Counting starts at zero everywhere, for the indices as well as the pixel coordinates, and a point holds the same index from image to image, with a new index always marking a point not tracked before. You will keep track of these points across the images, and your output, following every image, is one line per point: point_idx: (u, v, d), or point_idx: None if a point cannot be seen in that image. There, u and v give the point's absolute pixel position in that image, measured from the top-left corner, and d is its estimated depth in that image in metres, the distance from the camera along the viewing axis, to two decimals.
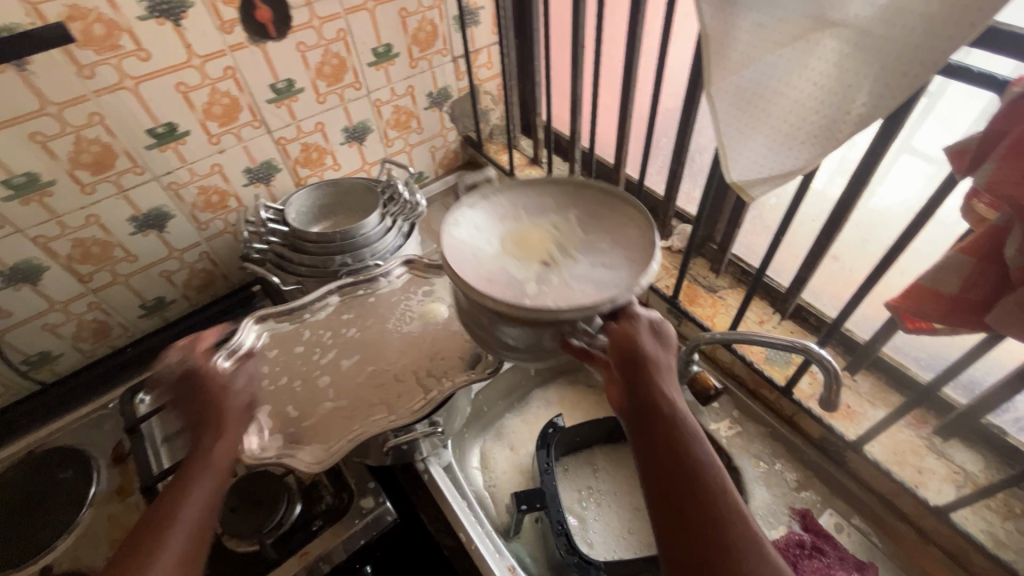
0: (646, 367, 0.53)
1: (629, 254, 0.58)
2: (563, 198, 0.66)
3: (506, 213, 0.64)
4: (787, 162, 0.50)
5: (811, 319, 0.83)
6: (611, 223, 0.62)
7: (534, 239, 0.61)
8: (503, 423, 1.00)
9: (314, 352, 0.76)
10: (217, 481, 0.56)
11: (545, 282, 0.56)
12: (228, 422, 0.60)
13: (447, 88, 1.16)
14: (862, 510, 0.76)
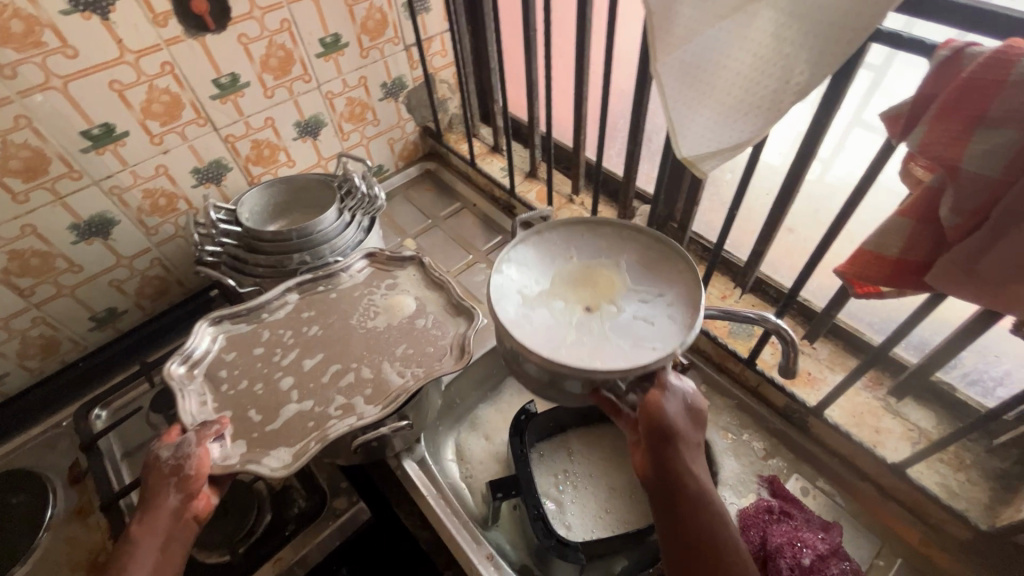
0: (673, 440, 0.55)
1: (676, 314, 0.60)
2: (618, 240, 0.69)
3: (562, 253, 0.68)
4: (735, 134, 0.50)
5: (772, 291, 0.85)
6: (658, 271, 0.65)
7: (587, 284, 0.65)
8: (476, 414, 1.00)
9: (274, 353, 0.74)
10: (160, 546, 0.57)
11: (587, 331, 0.60)
12: (170, 478, 0.59)
13: (402, 78, 1.14)
14: (826, 473, 0.78)
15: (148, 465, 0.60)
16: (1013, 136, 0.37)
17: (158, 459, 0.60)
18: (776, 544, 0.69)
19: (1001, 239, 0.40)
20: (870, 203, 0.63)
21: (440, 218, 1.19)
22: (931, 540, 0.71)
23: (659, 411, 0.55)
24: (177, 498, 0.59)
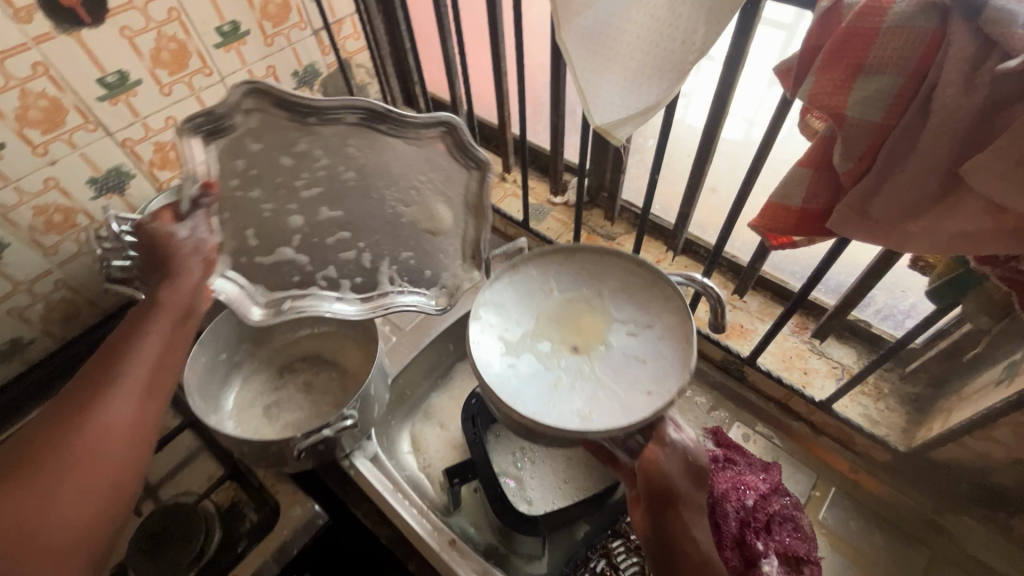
0: (674, 496, 0.55)
1: (665, 351, 0.61)
2: (597, 266, 0.68)
3: (543, 287, 0.68)
4: (644, 98, 0.51)
5: (701, 251, 0.88)
6: (642, 299, 0.65)
7: (572, 323, 0.65)
8: (429, 403, 0.99)
9: (296, 180, 0.61)
10: (152, 372, 0.48)
11: (578, 377, 0.61)
12: (189, 273, 0.53)
13: (314, 65, 1.08)
14: (764, 417, 0.83)
15: (167, 245, 0.53)
16: (892, 80, 0.39)
17: (175, 241, 0.53)
18: (721, 490, 0.72)
19: (888, 180, 0.42)
20: (778, 157, 0.65)
21: None
22: (859, 467, 0.77)
23: (658, 467, 0.56)
24: (198, 279, 0.53)
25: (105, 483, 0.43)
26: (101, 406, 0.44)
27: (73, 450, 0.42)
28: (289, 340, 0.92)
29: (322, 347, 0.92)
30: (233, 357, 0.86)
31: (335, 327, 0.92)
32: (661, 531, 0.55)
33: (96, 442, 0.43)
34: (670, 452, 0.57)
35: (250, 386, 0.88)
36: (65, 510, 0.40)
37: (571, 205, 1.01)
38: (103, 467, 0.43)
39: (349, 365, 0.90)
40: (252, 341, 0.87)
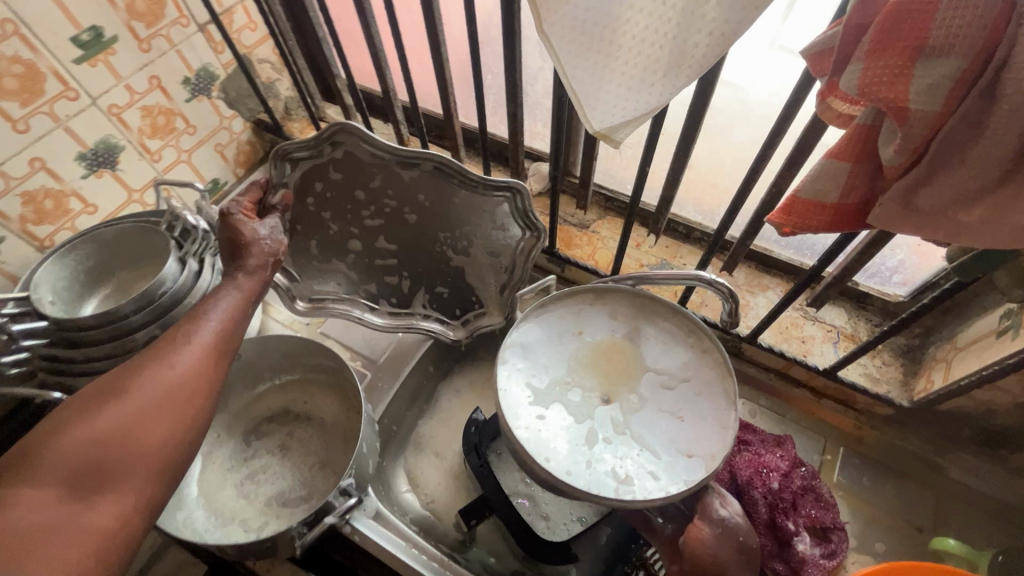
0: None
1: (703, 408, 0.59)
2: (632, 310, 0.65)
3: (572, 329, 0.64)
4: (650, 99, 0.44)
5: (680, 228, 0.85)
6: (675, 348, 0.63)
7: (605, 368, 0.62)
8: (418, 433, 0.91)
9: (365, 210, 0.72)
10: (227, 332, 0.55)
11: (615, 430, 0.58)
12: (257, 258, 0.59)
13: (208, 67, 0.91)
14: (765, 389, 0.82)
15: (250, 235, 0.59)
16: (959, 64, 0.33)
17: (257, 237, 0.59)
18: (746, 478, 0.71)
19: (941, 170, 0.38)
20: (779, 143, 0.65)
21: None
22: (861, 422, 0.78)
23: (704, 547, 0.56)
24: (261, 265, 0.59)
25: (188, 418, 0.50)
26: (182, 354, 0.52)
27: (161, 385, 0.49)
28: (247, 400, 0.80)
29: (288, 400, 0.80)
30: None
31: (298, 375, 0.81)
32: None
33: (178, 383, 0.50)
34: (718, 531, 0.57)
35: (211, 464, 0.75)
36: (157, 432, 0.48)
37: (536, 194, 0.93)
38: (189, 402, 0.50)
39: (326, 416, 0.79)
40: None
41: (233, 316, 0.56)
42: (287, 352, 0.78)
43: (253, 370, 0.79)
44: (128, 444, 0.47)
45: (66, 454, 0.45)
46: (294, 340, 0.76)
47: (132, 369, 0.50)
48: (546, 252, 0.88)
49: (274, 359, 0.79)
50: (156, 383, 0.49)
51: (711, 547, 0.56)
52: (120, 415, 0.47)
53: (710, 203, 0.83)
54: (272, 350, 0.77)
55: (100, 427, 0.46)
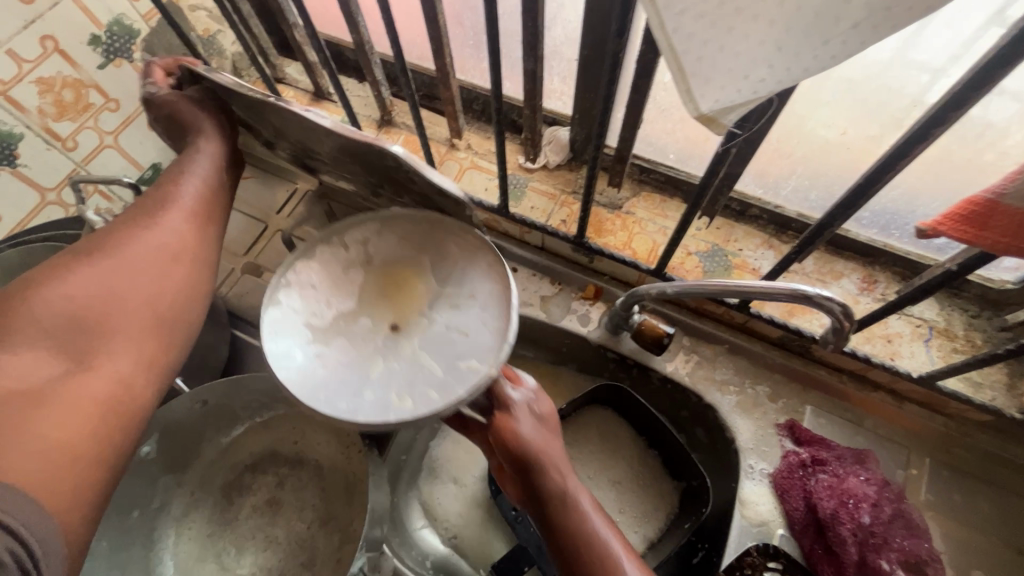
0: (538, 475, 0.45)
1: (489, 317, 0.49)
2: (421, 231, 0.54)
3: (355, 261, 0.53)
4: (814, 62, 0.25)
5: (734, 206, 0.70)
6: (465, 256, 0.52)
7: (394, 295, 0.52)
8: (431, 456, 0.79)
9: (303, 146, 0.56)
10: (200, 200, 0.52)
11: (395, 355, 0.49)
12: (201, 116, 0.53)
13: (123, 19, 0.69)
14: (837, 395, 0.70)
15: (176, 101, 0.54)
16: None
17: (183, 102, 0.53)
18: (831, 512, 0.61)
19: None
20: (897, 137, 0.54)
21: (277, 217, 0.83)
22: (951, 429, 0.67)
23: (515, 436, 0.46)
24: (210, 121, 0.54)
25: (169, 285, 0.48)
26: (159, 219, 0.50)
27: (134, 255, 0.47)
28: (225, 448, 0.66)
29: (275, 443, 0.67)
30: (149, 509, 0.61)
31: (282, 413, 0.67)
32: (533, 508, 0.46)
33: (158, 247, 0.48)
34: (523, 418, 0.47)
35: (189, 529, 0.62)
36: (139, 296, 0.47)
37: (555, 167, 0.77)
38: (168, 267, 0.48)
39: (322, 458, 0.66)
40: (170, 473, 0.62)
41: (212, 172, 0.53)
42: (262, 391, 0.63)
43: (228, 414, 0.64)
44: (111, 303, 0.45)
45: (49, 314, 0.43)
46: (270, 380, 0.61)
47: (104, 239, 0.48)
48: (573, 242, 0.72)
49: (250, 400, 0.64)
50: (130, 249, 0.48)
51: (524, 437, 0.46)
52: (99, 275, 0.45)
53: (775, 173, 0.67)
54: (248, 391, 0.62)
55: (80, 288, 0.44)
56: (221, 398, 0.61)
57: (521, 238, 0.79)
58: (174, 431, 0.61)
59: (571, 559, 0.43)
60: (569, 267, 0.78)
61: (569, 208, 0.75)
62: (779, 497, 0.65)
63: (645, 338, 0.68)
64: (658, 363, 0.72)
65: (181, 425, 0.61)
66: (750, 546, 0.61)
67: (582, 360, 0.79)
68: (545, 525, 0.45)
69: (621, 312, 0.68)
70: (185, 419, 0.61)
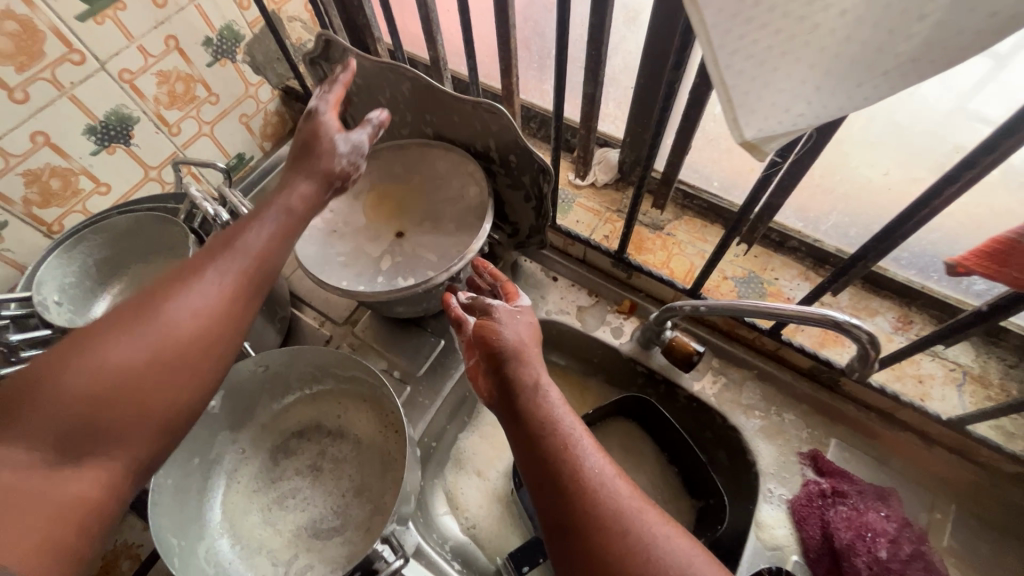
0: (513, 365, 0.51)
1: (466, 216, 0.70)
2: (415, 158, 0.74)
3: (364, 187, 0.75)
4: (851, 102, 0.29)
5: (773, 236, 0.73)
6: (452, 177, 0.73)
7: (393, 210, 0.73)
8: (458, 447, 0.83)
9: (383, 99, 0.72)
10: (254, 265, 0.48)
11: (395, 251, 0.70)
12: (327, 162, 0.54)
13: (233, 25, 0.78)
14: (864, 432, 0.70)
15: (316, 137, 0.55)
16: None
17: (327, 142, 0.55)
18: (846, 542, 0.62)
19: None
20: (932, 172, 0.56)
21: None
22: (982, 479, 0.66)
23: (495, 330, 0.52)
24: (340, 164, 0.56)
25: (193, 379, 0.44)
26: (203, 286, 0.45)
27: (169, 330, 0.43)
28: (275, 413, 0.72)
29: (319, 414, 0.72)
30: (207, 457, 0.67)
31: (329, 386, 0.73)
32: (501, 393, 0.51)
33: (191, 333, 0.44)
34: (507, 321, 0.54)
35: (238, 482, 0.68)
36: (161, 389, 0.43)
37: (603, 186, 0.82)
38: (193, 355, 0.44)
39: (361, 433, 0.71)
40: (228, 427, 0.68)
41: (275, 239, 0.50)
42: (316, 362, 0.69)
43: (283, 380, 0.71)
44: (129, 393, 0.41)
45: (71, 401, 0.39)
46: (324, 351, 0.68)
47: (142, 307, 0.43)
48: (614, 257, 0.76)
49: (304, 370, 0.70)
50: (161, 335, 0.43)
51: (505, 334, 0.52)
52: (119, 359, 0.41)
53: (816, 208, 0.70)
54: (304, 361, 0.69)
55: (97, 372, 0.40)
56: (281, 364, 0.68)
57: (564, 249, 0.84)
58: (237, 388, 0.67)
59: (533, 435, 0.47)
60: (608, 281, 0.82)
61: (612, 225, 0.79)
62: (796, 523, 0.66)
63: (674, 354, 0.71)
64: (685, 381, 0.75)
65: (244, 383, 0.67)
66: (763, 568, 0.62)
67: (612, 372, 0.83)
68: (513, 407, 0.49)
69: (653, 325, 0.71)
70: (248, 379, 0.67)
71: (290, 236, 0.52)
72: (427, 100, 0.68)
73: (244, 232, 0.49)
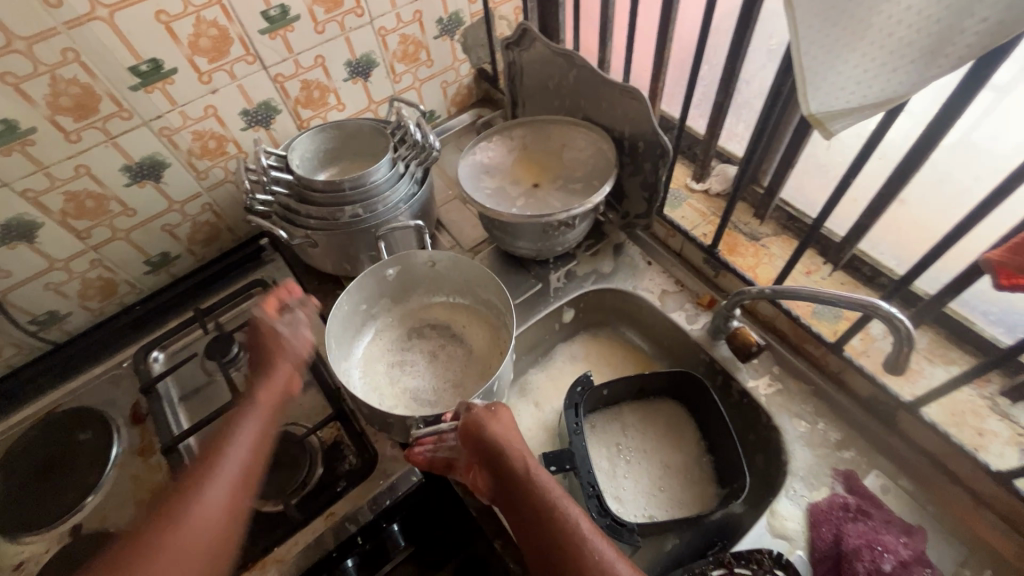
0: (502, 457, 0.65)
1: (593, 186, 0.86)
2: (563, 130, 0.92)
3: (516, 145, 0.94)
4: (890, 90, 0.40)
5: (864, 269, 0.78)
6: (588, 151, 0.89)
7: (534, 168, 0.92)
8: (526, 378, 0.96)
9: (553, 79, 0.91)
10: (283, 384, 0.64)
11: (528, 196, 0.88)
12: (282, 323, 0.69)
13: (459, 13, 1.04)
14: (910, 471, 0.71)
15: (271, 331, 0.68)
16: None
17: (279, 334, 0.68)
18: (854, 546, 0.65)
19: None
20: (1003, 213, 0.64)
21: None
22: None
23: (483, 431, 0.65)
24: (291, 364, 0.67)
25: (256, 468, 0.58)
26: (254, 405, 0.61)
27: (237, 437, 0.58)
28: (424, 303, 0.93)
29: (452, 319, 0.91)
30: (371, 310, 0.89)
31: (469, 301, 0.91)
32: (506, 490, 0.64)
33: (228, 485, 0.55)
34: (492, 419, 0.67)
35: (381, 338, 0.90)
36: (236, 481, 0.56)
37: (714, 194, 0.93)
38: (242, 495, 0.55)
39: (475, 345, 0.88)
40: (390, 297, 0.91)
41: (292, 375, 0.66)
42: (469, 278, 0.88)
43: (441, 282, 0.91)
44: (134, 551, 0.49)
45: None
46: (473, 268, 0.85)
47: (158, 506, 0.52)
48: (705, 251, 0.86)
49: (457, 280, 0.90)
50: (235, 417, 0.60)
51: (491, 426, 0.66)
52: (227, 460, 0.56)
53: (908, 246, 0.75)
54: (459, 272, 0.87)
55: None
56: (444, 266, 0.87)
57: (663, 241, 0.95)
58: (409, 271, 0.89)
59: (529, 513, 0.61)
60: (695, 276, 0.91)
61: (713, 227, 0.90)
62: (811, 524, 0.69)
63: (735, 343, 0.79)
64: (741, 376, 0.81)
65: (415, 268, 0.89)
66: (765, 549, 0.67)
67: (677, 356, 0.92)
68: (510, 492, 0.64)
69: (724, 313, 0.80)
70: (419, 267, 0.88)
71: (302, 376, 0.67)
72: (584, 88, 0.87)
73: (273, 368, 0.65)
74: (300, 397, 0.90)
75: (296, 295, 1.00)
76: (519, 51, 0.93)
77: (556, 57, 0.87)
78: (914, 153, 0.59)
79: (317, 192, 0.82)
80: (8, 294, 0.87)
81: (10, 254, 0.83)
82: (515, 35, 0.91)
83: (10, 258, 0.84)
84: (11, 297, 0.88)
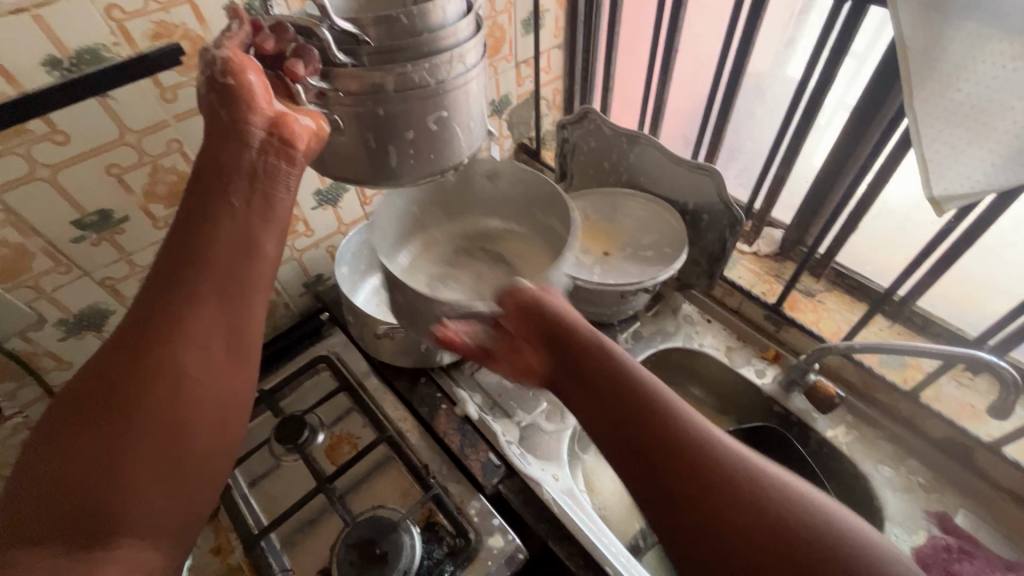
0: (573, 335, 0.55)
1: (663, 254, 0.92)
2: (620, 203, 0.99)
3: (576, 217, 1.00)
4: (1000, 177, 0.53)
5: (917, 319, 0.85)
6: (652, 220, 0.96)
7: (599, 239, 0.98)
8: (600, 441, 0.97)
9: (611, 155, 0.98)
10: (243, 173, 0.55)
11: (603, 268, 0.94)
12: (216, 84, 0.53)
13: (508, 95, 1.11)
14: (996, 509, 0.76)
15: (215, 98, 0.54)
16: None
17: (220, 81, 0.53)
18: None
19: None
20: None
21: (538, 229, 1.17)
22: None
23: (539, 304, 0.57)
24: (263, 129, 0.55)
25: (244, 292, 0.56)
26: (228, 198, 0.55)
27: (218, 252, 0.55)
28: (478, 224, 0.95)
29: (506, 244, 0.93)
30: (421, 222, 0.91)
31: (529, 228, 0.93)
32: (576, 376, 0.54)
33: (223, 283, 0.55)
34: (549, 295, 0.58)
35: (426, 253, 0.92)
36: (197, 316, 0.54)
37: (762, 255, 1.01)
38: (235, 317, 0.56)
39: (525, 269, 0.89)
40: (444, 212, 0.93)
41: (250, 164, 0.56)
42: (532, 200, 0.88)
43: (501, 201, 0.92)
44: (115, 425, 0.50)
45: (41, 539, 0.46)
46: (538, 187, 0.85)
47: (114, 373, 0.51)
48: (770, 308, 0.92)
49: (518, 201, 0.90)
50: (202, 230, 0.55)
51: (551, 302, 0.58)
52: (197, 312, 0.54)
53: (961, 303, 0.83)
54: (521, 189, 0.88)
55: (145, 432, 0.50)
56: (506, 181, 0.88)
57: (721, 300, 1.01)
58: (468, 181, 0.90)
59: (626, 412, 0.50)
60: (757, 331, 0.97)
61: (770, 285, 0.97)
62: (920, 568, 0.72)
63: (817, 396, 0.84)
64: (820, 425, 0.85)
65: (475, 180, 0.90)
66: None
67: (747, 409, 0.95)
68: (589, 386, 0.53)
69: (802, 365, 0.85)
70: (479, 178, 0.89)
71: (264, 141, 0.55)
72: (643, 164, 0.95)
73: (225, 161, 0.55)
74: (382, 476, 0.87)
75: (361, 368, 0.98)
76: (573, 129, 1.00)
77: (615, 134, 0.94)
78: (982, 220, 0.67)
79: (364, 48, 0.51)
80: (64, 387, 0.82)
81: (76, 344, 0.80)
82: (570, 116, 0.98)
83: (75, 349, 0.80)
84: (66, 391, 0.83)
